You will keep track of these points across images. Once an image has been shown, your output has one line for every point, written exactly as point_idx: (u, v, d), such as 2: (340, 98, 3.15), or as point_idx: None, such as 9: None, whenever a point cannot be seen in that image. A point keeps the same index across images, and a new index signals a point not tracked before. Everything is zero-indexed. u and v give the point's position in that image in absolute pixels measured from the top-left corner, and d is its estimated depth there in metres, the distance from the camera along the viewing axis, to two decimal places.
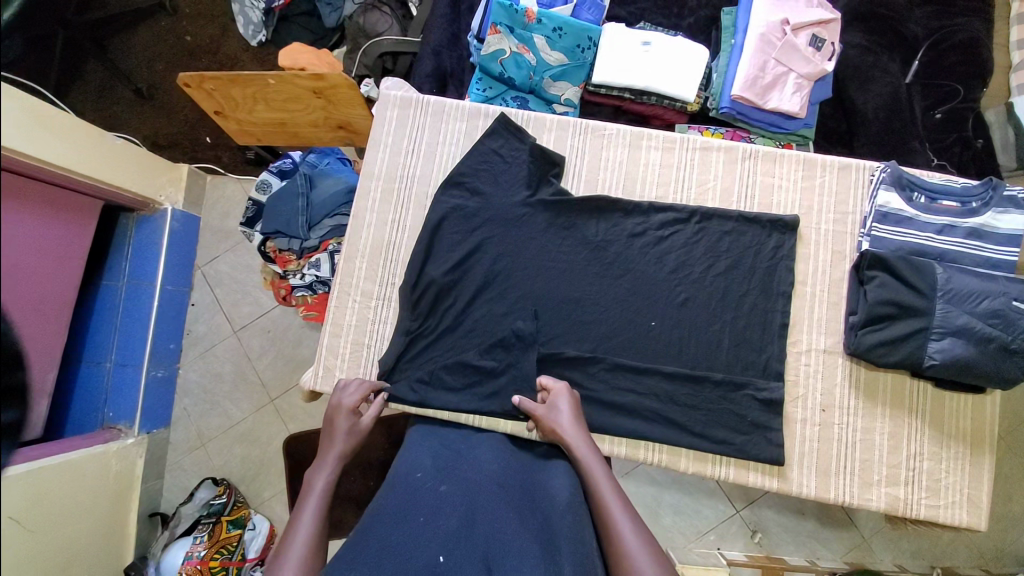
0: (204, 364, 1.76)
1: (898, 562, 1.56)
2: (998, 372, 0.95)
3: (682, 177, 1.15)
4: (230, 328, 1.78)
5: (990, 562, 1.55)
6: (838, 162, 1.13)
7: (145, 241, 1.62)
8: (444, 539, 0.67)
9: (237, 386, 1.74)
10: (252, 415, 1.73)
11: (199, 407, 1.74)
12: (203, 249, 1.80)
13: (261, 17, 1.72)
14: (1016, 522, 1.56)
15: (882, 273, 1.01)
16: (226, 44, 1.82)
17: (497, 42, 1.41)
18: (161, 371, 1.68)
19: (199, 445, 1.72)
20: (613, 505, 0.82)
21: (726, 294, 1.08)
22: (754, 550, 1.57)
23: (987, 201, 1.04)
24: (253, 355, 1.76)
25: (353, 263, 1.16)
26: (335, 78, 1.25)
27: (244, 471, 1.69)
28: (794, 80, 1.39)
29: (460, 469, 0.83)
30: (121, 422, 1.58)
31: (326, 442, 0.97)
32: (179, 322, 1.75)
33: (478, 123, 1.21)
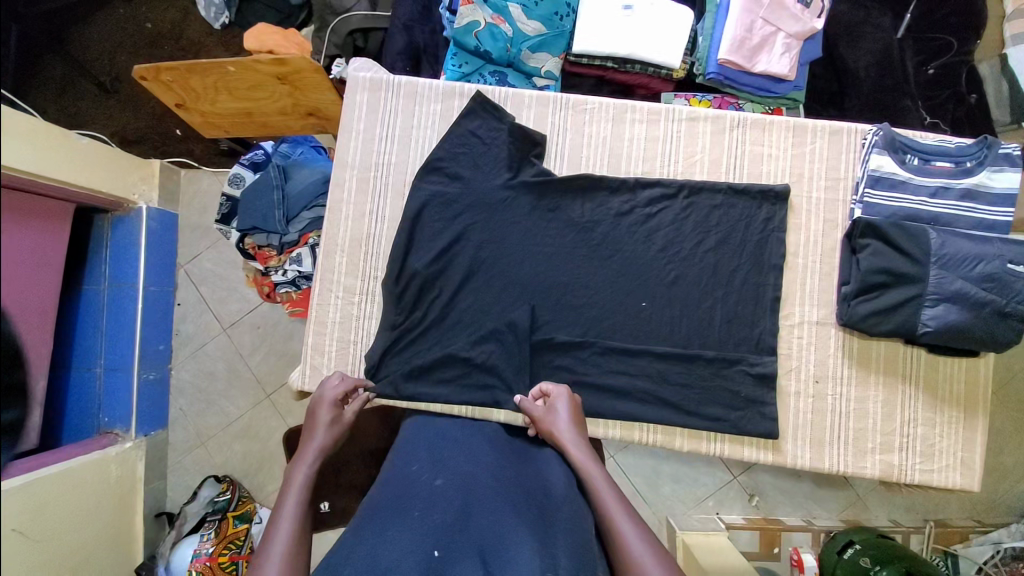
0: (196, 363, 1.73)
1: (892, 518, 1.60)
2: (992, 336, 0.94)
3: (668, 151, 1.10)
4: (220, 326, 1.74)
5: (982, 513, 1.60)
6: (829, 125, 1.09)
7: (122, 243, 1.57)
8: (439, 533, 0.65)
9: (231, 384, 1.72)
10: (248, 411, 1.71)
11: (194, 407, 1.72)
12: (184, 247, 1.75)
13: None
14: (1006, 474, 1.60)
15: (875, 241, 0.99)
16: (188, 28, 1.72)
17: (470, 13, 1.34)
18: (153, 373, 1.65)
19: (198, 444, 1.70)
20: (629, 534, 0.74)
21: (717, 269, 1.05)
22: (751, 512, 1.61)
23: (982, 160, 1.01)
24: (245, 352, 1.74)
25: (333, 258, 1.12)
26: (299, 61, 1.18)
27: (245, 467, 1.69)
28: (783, 40, 1.33)
29: (455, 460, 0.82)
30: (117, 427, 1.56)
31: (306, 435, 0.90)
32: (166, 323, 1.71)
33: (454, 103, 1.14)
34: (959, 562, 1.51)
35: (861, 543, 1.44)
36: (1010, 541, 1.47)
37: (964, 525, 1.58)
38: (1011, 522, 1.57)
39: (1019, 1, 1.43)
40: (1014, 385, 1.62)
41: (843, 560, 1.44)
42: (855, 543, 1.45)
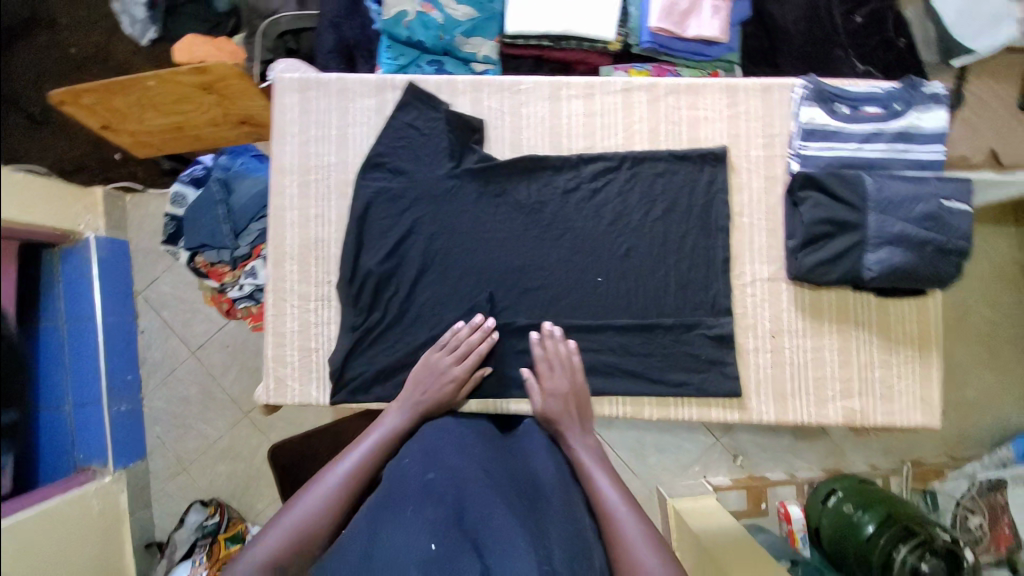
0: (168, 390, 1.70)
1: (871, 461, 1.67)
2: (936, 272, 0.98)
3: (608, 124, 1.08)
4: (187, 349, 1.71)
5: (955, 447, 1.67)
6: (760, 83, 1.08)
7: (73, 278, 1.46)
8: (435, 529, 0.67)
9: (207, 406, 1.70)
10: (228, 431, 1.69)
11: (172, 433, 1.69)
12: (139, 274, 1.71)
13: (147, 12, 1.61)
14: (973, 406, 1.68)
15: (815, 192, 1.01)
16: (116, 47, 1.65)
17: (398, 4, 1.35)
18: (124, 405, 1.61)
19: (179, 470, 1.68)
20: (617, 511, 0.83)
21: (666, 237, 1.06)
22: (736, 472, 1.66)
23: (910, 102, 1.03)
24: (217, 373, 1.71)
25: (282, 267, 1.08)
26: (219, 69, 1.13)
27: (233, 488, 1.67)
28: (711, 3, 1.34)
29: (444, 454, 0.82)
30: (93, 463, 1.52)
31: (411, 386, 0.99)
32: (131, 353, 1.66)
33: (387, 96, 1.10)
34: (937, 498, 1.55)
35: (843, 490, 1.49)
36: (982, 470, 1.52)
37: (938, 461, 1.66)
38: (982, 452, 1.66)
39: None
40: (971, 321, 1.70)
41: (828, 508, 1.48)
42: (838, 491, 1.50)
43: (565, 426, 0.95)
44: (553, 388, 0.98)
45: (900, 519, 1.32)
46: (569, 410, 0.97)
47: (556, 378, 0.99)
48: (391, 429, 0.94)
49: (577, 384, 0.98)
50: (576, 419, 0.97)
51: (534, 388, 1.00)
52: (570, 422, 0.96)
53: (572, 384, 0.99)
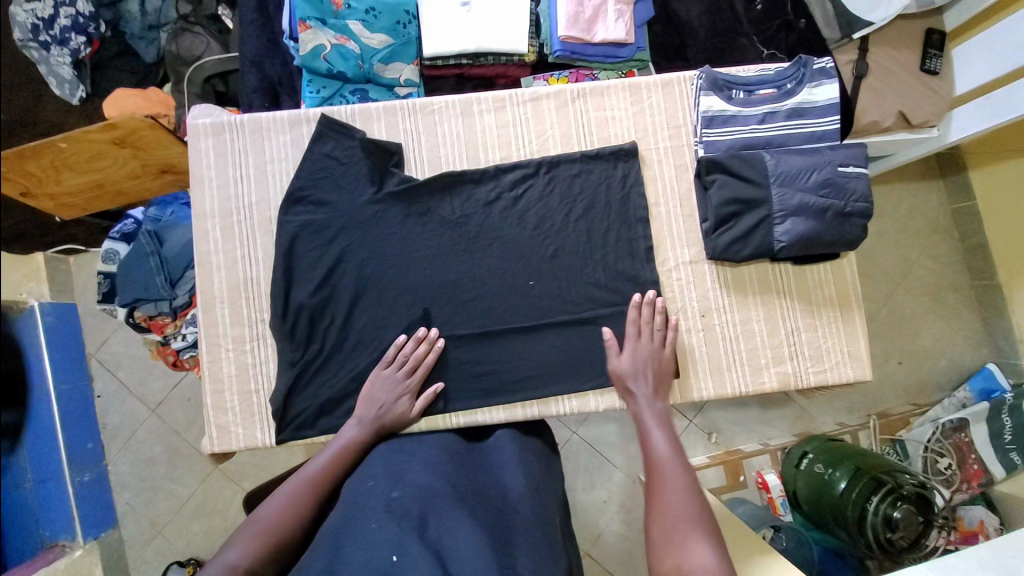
0: (132, 454, 1.64)
1: (839, 420, 1.73)
2: (840, 236, 1.04)
3: (521, 133, 1.12)
4: (147, 408, 1.66)
5: (916, 395, 1.75)
6: (660, 78, 1.13)
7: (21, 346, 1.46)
8: (397, 540, 0.69)
9: (175, 463, 1.65)
10: (199, 486, 1.64)
11: (142, 498, 1.63)
12: (90, 336, 1.66)
13: (74, 71, 1.57)
14: (927, 353, 1.77)
15: (720, 175, 1.05)
16: (42, 110, 1.61)
17: (312, 39, 1.34)
18: (87, 474, 1.56)
19: (154, 535, 1.61)
20: (670, 469, 0.85)
21: (590, 234, 1.09)
22: (714, 449, 1.70)
23: (800, 80, 1.09)
24: (181, 427, 1.66)
25: (213, 312, 1.08)
26: (128, 121, 1.14)
27: (211, 543, 1.62)
28: (613, 7, 1.40)
29: (410, 471, 0.84)
30: (61, 538, 1.46)
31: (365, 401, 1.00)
32: (89, 421, 1.61)
33: (303, 130, 1.11)
34: (906, 446, 1.61)
35: (814, 450, 1.53)
36: (945, 416, 1.60)
37: (904, 410, 1.72)
38: (943, 396, 1.74)
39: None
40: (914, 274, 1.79)
41: (802, 470, 1.51)
42: (809, 452, 1.53)
43: (636, 386, 1.00)
44: (637, 342, 1.03)
45: (868, 470, 1.35)
46: (649, 370, 1.01)
47: (640, 340, 1.03)
48: (343, 443, 0.95)
49: (661, 352, 1.03)
50: (650, 381, 1.01)
51: (614, 344, 1.04)
52: (643, 379, 1.01)
53: (654, 351, 1.03)
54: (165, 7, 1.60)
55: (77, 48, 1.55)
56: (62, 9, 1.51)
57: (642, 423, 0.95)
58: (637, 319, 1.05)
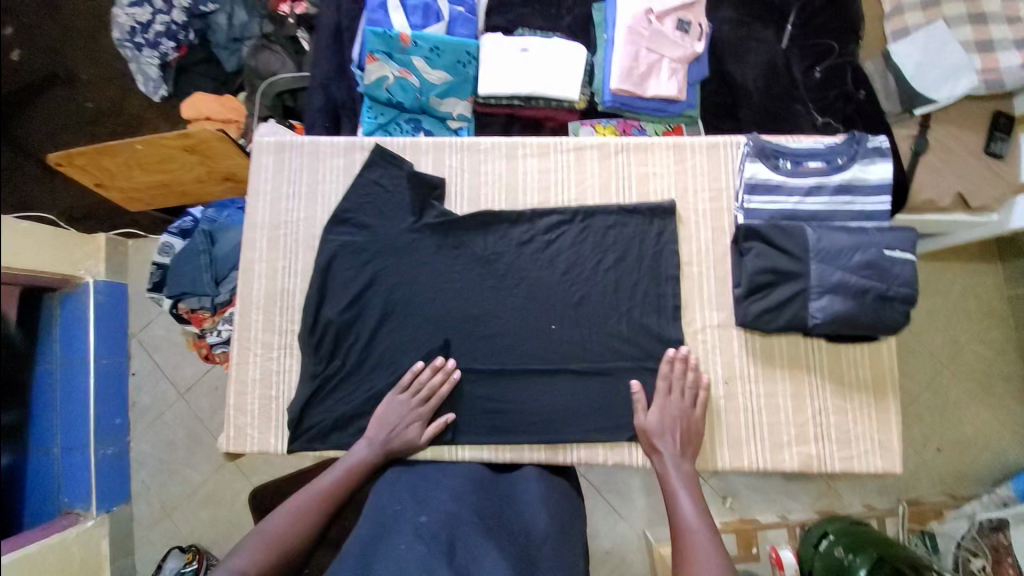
0: (155, 434, 1.71)
1: (867, 502, 1.62)
2: (879, 320, 1.00)
3: (562, 180, 1.14)
4: (176, 392, 1.73)
5: (954, 486, 1.63)
6: (706, 141, 1.13)
7: (71, 318, 1.57)
8: (424, 563, 0.69)
9: (193, 450, 1.70)
10: (212, 474, 1.69)
11: (157, 476, 1.69)
12: (136, 315, 1.76)
13: (159, 72, 1.72)
14: (971, 444, 1.65)
15: (757, 243, 1.04)
16: (129, 104, 1.77)
17: (378, 70, 1.44)
18: (111, 448, 1.63)
19: (164, 516, 1.67)
20: (701, 542, 0.86)
21: (618, 285, 1.09)
22: (727, 514, 1.61)
23: (852, 156, 1.08)
24: (204, 415, 1.72)
25: (249, 317, 1.13)
26: (202, 133, 1.22)
27: (214, 535, 1.66)
28: (668, 64, 1.42)
29: (437, 498, 0.86)
30: (77, 505, 1.54)
31: (376, 423, 1.01)
32: (121, 397, 1.69)
33: (356, 156, 1.18)
34: (937, 540, 1.50)
35: (835, 533, 1.44)
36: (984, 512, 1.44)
37: (937, 501, 1.61)
38: (982, 491, 1.62)
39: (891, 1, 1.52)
40: (963, 358, 1.69)
41: (820, 551, 1.44)
42: (830, 534, 1.45)
43: (664, 447, 0.99)
44: (665, 403, 1.01)
45: (892, 560, 1.30)
46: (677, 433, 1.00)
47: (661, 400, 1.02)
48: (353, 465, 0.96)
49: (689, 414, 1.01)
50: (681, 442, 1.00)
51: (642, 403, 1.02)
52: (673, 439, 1.00)
53: (684, 412, 1.01)
54: (249, 24, 1.74)
55: (166, 52, 1.71)
56: (159, 16, 1.67)
57: (671, 489, 0.94)
58: (673, 377, 1.03)
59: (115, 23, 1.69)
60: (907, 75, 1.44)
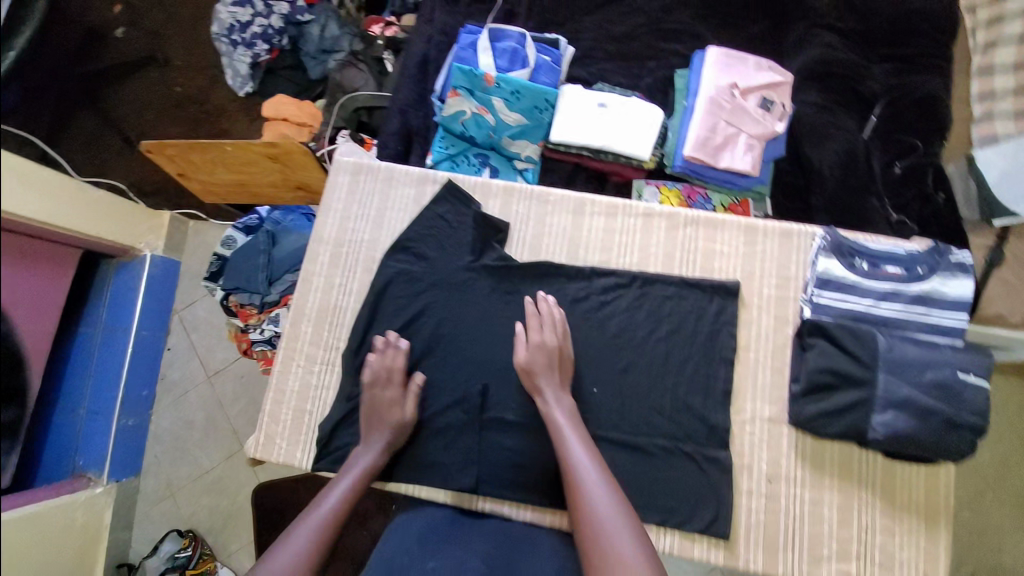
0: (176, 412, 1.74)
1: None
2: (943, 445, 0.93)
3: (626, 242, 1.13)
4: (204, 373, 1.76)
5: None
6: (780, 227, 1.11)
7: (123, 288, 1.60)
8: None
9: (207, 433, 1.72)
10: (222, 462, 1.70)
11: (168, 455, 1.71)
12: (182, 294, 1.80)
13: (248, 70, 1.82)
14: None
15: (822, 341, 1.00)
16: (214, 94, 1.86)
17: (457, 104, 1.49)
18: (131, 420, 1.63)
19: (166, 495, 1.69)
20: (597, 490, 0.83)
21: (668, 359, 1.05)
22: None
23: (933, 267, 1.03)
24: (226, 403, 1.74)
25: (298, 327, 1.15)
26: (287, 145, 1.28)
27: (213, 522, 1.66)
28: (745, 140, 1.41)
29: (450, 546, 0.85)
30: (90, 470, 1.52)
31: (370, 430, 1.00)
32: (154, 367, 1.73)
33: (427, 189, 1.21)
34: None
35: None
36: None
37: None
38: None
39: (986, 106, 1.43)
40: None
41: None
42: None
43: (541, 380, 0.97)
44: (544, 330, 1.01)
45: None
46: (549, 363, 0.98)
47: (545, 331, 1.01)
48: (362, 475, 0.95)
49: (564, 349, 1.00)
50: (558, 372, 0.99)
51: (522, 333, 1.01)
52: (552, 369, 0.98)
53: (560, 343, 1.01)
54: (340, 38, 1.81)
55: (258, 53, 1.80)
56: (259, 19, 1.77)
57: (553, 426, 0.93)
58: (544, 313, 1.04)
59: (217, 19, 1.81)
60: (992, 185, 1.36)
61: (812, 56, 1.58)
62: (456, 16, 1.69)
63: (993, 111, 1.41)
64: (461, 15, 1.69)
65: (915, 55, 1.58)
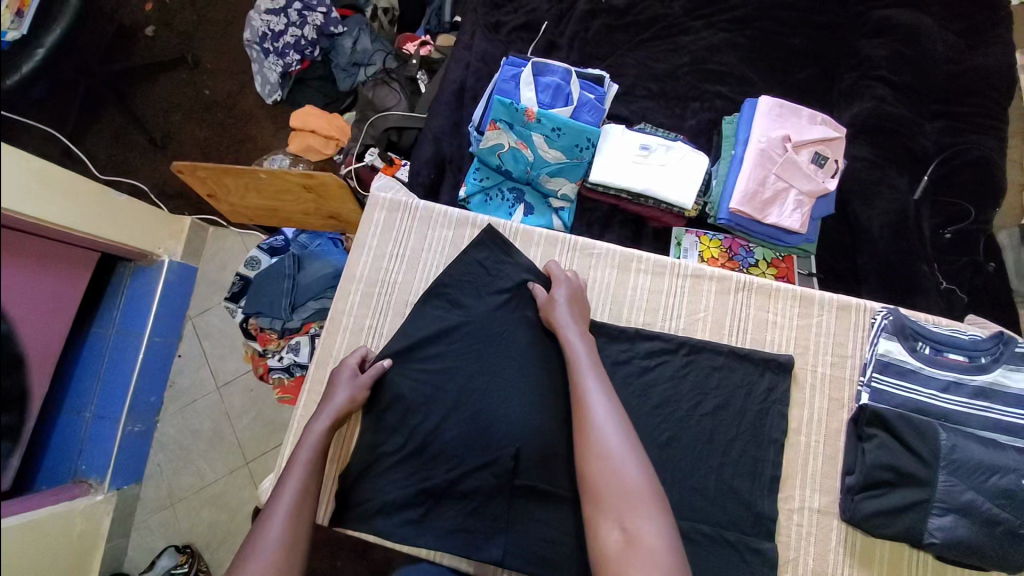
0: (184, 420, 1.59)
1: None
2: (1007, 557, 0.87)
3: (673, 305, 1.08)
4: (213, 383, 1.62)
5: None
6: (838, 300, 1.06)
7: (140, 292, 1.52)
8: None
9: (213, 445, 1.57)
10: (225, 476, 1.55)
11: (172, 464, 1.56)
12: (197, 299, 1.67)
13: (278, 78, 1.77)
14: None
15: (881, 432, 0.94)
16: (242, 100, 1.81)
17: (495, 138, 1.42)
18: (139, 425, 1.51)
19: (167, 505, 1.53)
20: (605, 427, 0.83)
21: (713, 436, 1.00)
22: None
23: (998, 357, 0.97)
24: (234, 414, 1.60)
25: (324, 370, 1.10)
26: (325, 176, 1.24)
27: (212, 537, 1.51)
28: (795, 196, 1.36)
29: None
30: (92, 477, 1.41)
31: (326, 398, 0.99)
32: (162, 375, 1.59)
33: (466, 232, 1.16)
34: None
35: None
36: None
37: None
38: None
39: None
40: None
41: None
42: None
43: (564, 320, 1.00)
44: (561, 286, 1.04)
45: None
46: (573, 301, 1.03)
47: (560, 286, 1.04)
48: (318, 442, 0.94)
49: (579, 302, 1.03)
50: (578, 318, 1.01)
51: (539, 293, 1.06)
52: (572, 318, 1.01)
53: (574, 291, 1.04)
54: (373, 52, 1.77)
55: (290, 64, 1.74)
56: (292, 29, 1.73)
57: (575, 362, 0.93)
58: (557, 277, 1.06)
59: (249, 26, 1.77)
60: None
61: (867, 108, 1.49)
62: (496, 44, 1.63)
63: None
64: (501, 43, 1.63)
65: (971, 114, 1.50)
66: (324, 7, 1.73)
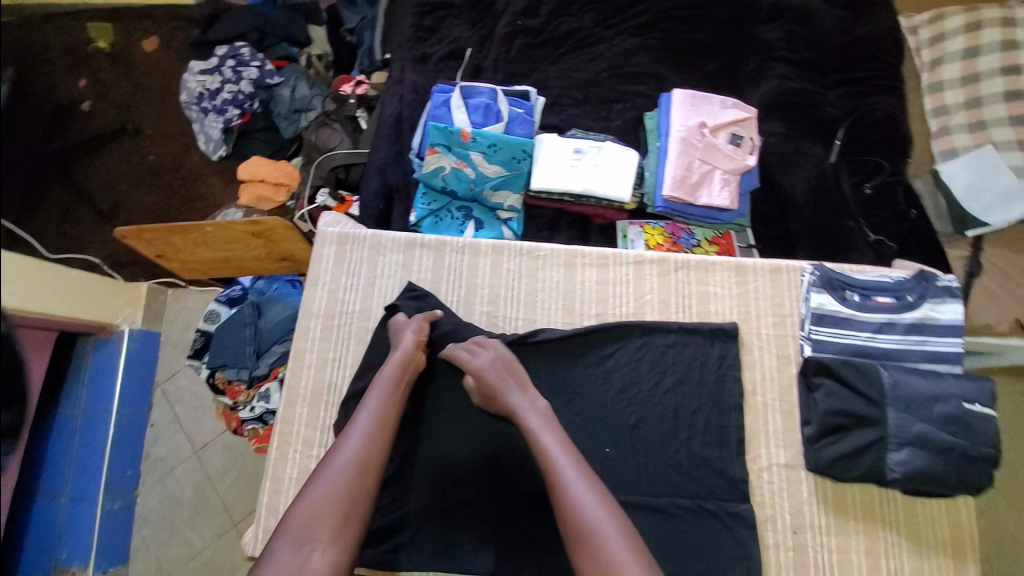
0: (164, 489, 1.54)
1: None
2: (961, 479, 0.92)
3: (619, 293, 1.13)
4: (190, 448, 1.58)
5: None
6: (769, 264, 1.13)
7: (105, 367, 1.48)
8: None
9: (198, 510, 1.52)
10: (213, 540, 1.50)
11: (157, 535, 1.50)
12: (163, 364, 1.64)
13: (220, 134, 1.78)
14: None
15: (829, 380, 1.00)
16: (188, 161, 1.83)
17: (435, 161, 1.47)
18: (119, 501, 1.47)
19: None
20: (585, 503, 0.76)
21: (677, 412, 1.04)
22: None
23: (922, 294, 1.05)
24: (214, 476, 1.55)
25: (293, 409, 1.10)
26: (270, 222, 1.27)
27: None
28: (721, 176, 1.44)
29: None
30: (75, 564, 1.36)
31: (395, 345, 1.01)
32: (137, 447, 1.54)
33: (415, 253, 1.19)
34: None
35: None
36: None
37: None
38: None
39: (942, 121, 1.52)
40: None
41: None
42: None
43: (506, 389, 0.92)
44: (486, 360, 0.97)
45: None
46: (502, 375, 0.94)
47: (484, 354, 0.98)
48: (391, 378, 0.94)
49: (513, 368, 0.96)
50: (520, 384, 0.93)
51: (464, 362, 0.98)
52: (513, 386, 0.93)
53: (500, 357, 0.97)
54: (310, 97, 1.82)
55: (230, 118, 1.77)
56: (226, 86, 1.76)
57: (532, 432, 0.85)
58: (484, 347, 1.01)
59: (183, 88, 1.80)
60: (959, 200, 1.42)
61: (772, 88, 1.60)
62: (426, 74, 1.69)
63: (949, 125, 1.50)
64: (430, 72, 1.70)
65: (869, 78, 1.62)
66: (257, 62, 1.79)
